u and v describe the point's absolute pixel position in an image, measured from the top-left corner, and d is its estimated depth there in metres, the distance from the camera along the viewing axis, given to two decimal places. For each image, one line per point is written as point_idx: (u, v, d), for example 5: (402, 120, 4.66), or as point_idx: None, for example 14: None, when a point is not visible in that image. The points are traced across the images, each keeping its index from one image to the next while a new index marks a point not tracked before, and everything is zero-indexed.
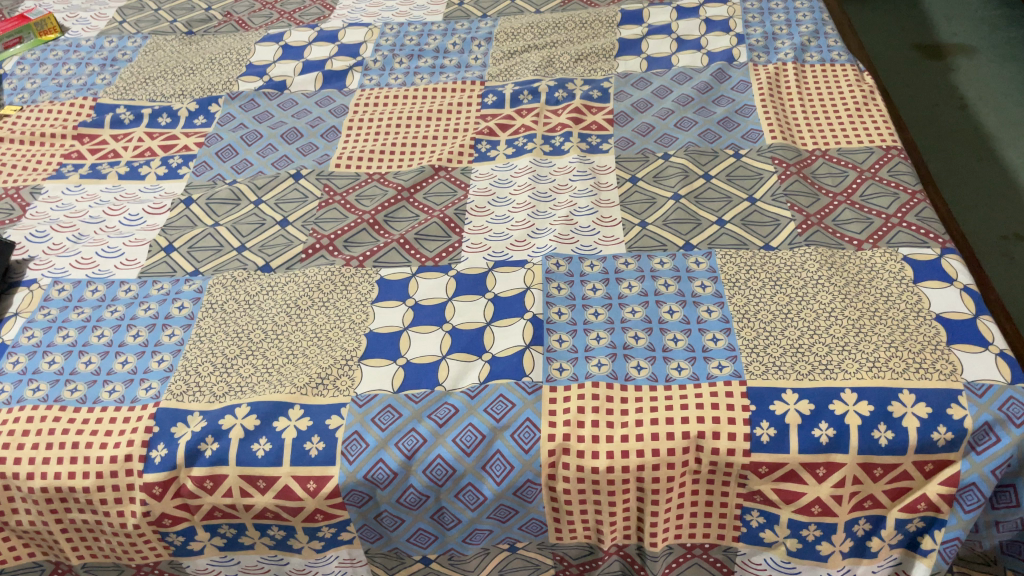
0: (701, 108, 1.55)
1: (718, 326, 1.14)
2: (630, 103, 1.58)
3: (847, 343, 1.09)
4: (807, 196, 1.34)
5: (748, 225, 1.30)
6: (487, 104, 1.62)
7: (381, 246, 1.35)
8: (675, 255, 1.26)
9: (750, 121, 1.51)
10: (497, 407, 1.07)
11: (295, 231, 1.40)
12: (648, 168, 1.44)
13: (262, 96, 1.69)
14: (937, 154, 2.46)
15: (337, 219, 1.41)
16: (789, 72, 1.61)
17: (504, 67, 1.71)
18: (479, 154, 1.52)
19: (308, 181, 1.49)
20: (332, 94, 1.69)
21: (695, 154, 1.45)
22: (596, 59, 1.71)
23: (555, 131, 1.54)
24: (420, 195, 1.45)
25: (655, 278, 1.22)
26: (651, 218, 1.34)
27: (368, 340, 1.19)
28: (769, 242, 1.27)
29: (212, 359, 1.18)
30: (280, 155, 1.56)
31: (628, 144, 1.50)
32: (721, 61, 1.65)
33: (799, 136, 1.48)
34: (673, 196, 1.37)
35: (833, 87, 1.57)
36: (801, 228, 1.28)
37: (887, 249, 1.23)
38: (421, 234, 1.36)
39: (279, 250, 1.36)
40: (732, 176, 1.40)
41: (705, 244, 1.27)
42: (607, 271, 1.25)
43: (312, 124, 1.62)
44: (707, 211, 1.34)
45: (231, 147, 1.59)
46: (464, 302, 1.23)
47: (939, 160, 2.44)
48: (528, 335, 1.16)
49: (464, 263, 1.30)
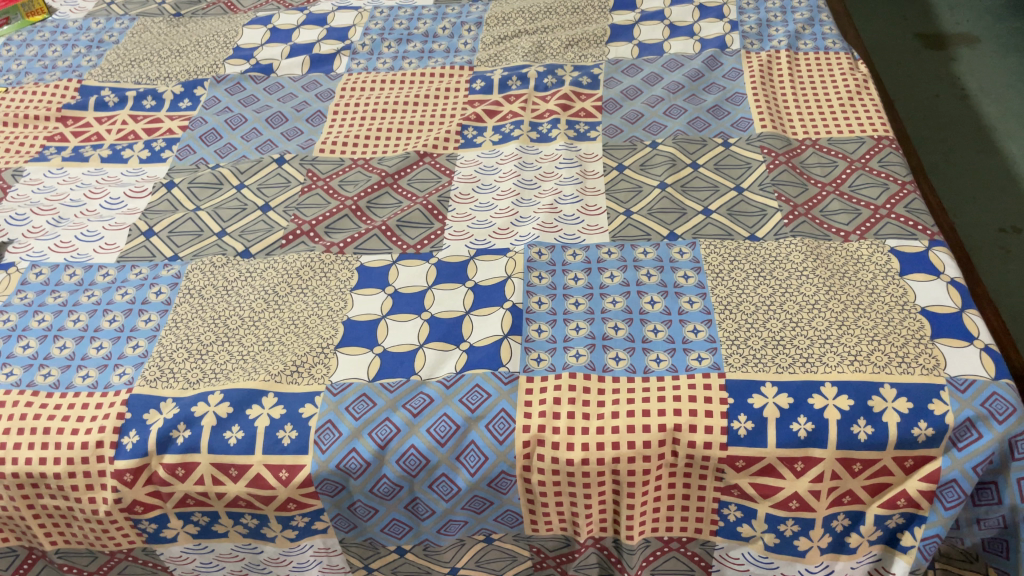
0: (692, 96, 1.53)
1: (699, 317, 1.12)
2: (620, 90, 1.56)
3: (829, 337, 1.07)
4: (794, 186, 1.32)
5: (734, 215, 1.28)
6: (475, 89, 1.60)
7: (362, 232, 1.33)
8: (658, 245, 1.24)
9: (740, 109, 1.49)
10: (472, 397, 1.05)
11: (276, 217, 1.38)
12: (635, 156, 1.42)
13: (248, 79, 1.67)
14: (936, 145, 2.44)
15: (319, 205, 1.39)
16: (782, 60, 1.58)
17: (494, 52, 1.68)
18: (465, 140, 1.50)
19: (292, 166, 1.48)
20: (319, 78, 1.67)
21: (683, 143, 1.43)
22: (586, 45, 1.68)
23: (543, 117, 1.52)
24: (404, 181, 1.43)
25: (637, 268, 1.21)
26: (635, 206, 1.32)
27: (345, 328, 1.17)
28: (754, 233, 1.25)
29: (187, 345, 1.17)
30: (264, 140, 1.54)
31: (617, 131, 1.48)
32: (713, 48, 1.63)
33: (790, 124, 1.46)
34: (659, 184, 1.35)
35: (826, 75, 1.55)
36: (788, 219, 1.26)
37: (874, 241, 1.21)
38: (403, 221, 1.34)
39: (259, 235, 1.34)
40: (720, 165, 1.38)
41: (690, 233, 1.25)
42: (590, 260, 1.23)
43: (297, 109, 1.60)
44: (693, 201, 1.31)
45: (215, 130, 1.57)
46: (444, 290, 1.22)
47: (938, 152, 2.42)
48: (507, 324, 1.14)
49: (446, 250, 1.29)
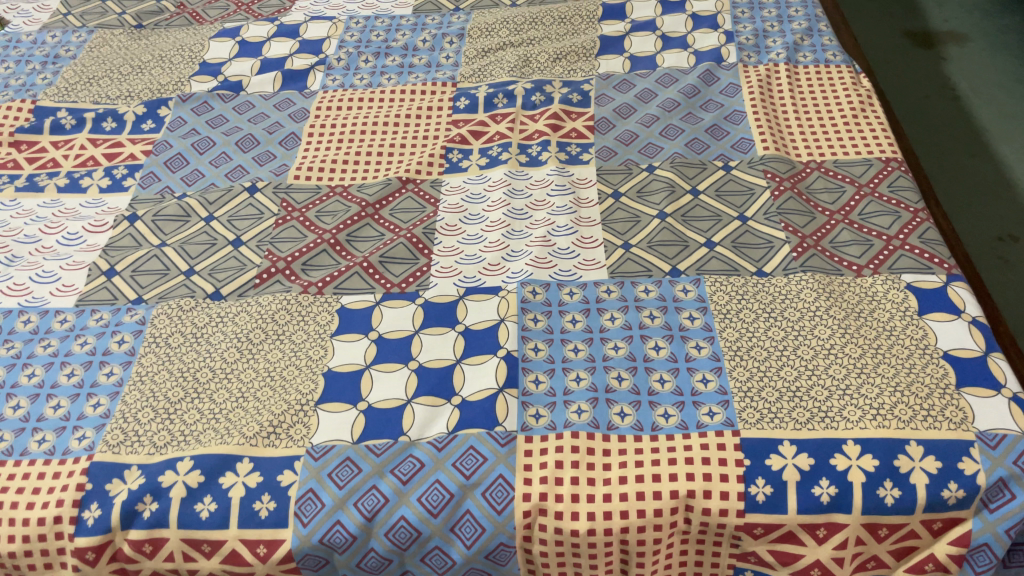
0: (689, 114, 1.45)
1: (708, 365, 1.04)
2: (612, 108, 1.48)
3: (848, 388, 1.00)
4: (802, 215, 1.24)
5: (739, 248, 1.20)
6: (459, 108, 1.51)
7: (342, 270, 1.24)
8: (661, 282, 1.16)
9: (740, 129, 1.41)
10: (467, 461, 0.97)
11: (249, 253, 1.28)
12: (632, 182, 1.33)
13: (216, 98, 1.57)
14: (930, 149, 2.37)
15: (295, 239, 1.30)
16: (782, 75, 1.50)
17: (478, 67, 1.59)
18: (450, 164, 1.41)
19: (264, 196, 1.38)
20: (293, 96, 1.57)
21: (682, 166, 1.35)
22: (575, 58, 1.60)
23: (532, 139, 1.44)
24: (385, 211, 1.34)
25: (640, 309, 1.12)
26: (634, 239, 1.24)
27: (325, 381, 1.08)
28: (762, 267, 1.17)
29: (153, 404, 1.07)
30: (234, 165, 1.44)
31: (610, 154, 1.39)
32: (709, 62, 1.55)
33: (793, 145, 1.38)
34: (658, 214, 1.27)
35: (828, 91, 1.47)
36: (797, 251, 1.19)
37: (889, 276, 1.14)
38: (386, 256, 1.25)
39: (231, 274, 1.25)
40: (721, 192, 1.30)
41: (693, 269, 1.17)
42: (588, 300, 1.15)
43: (269, 130, 1.50)
44: (695, 232, 1.24)
45: (181, 155, 1.47)
46: (432, 335, 1.13)
47: (933, 156, 2.35)
48: (502, 375, 1.05)
49: (433, 289, 1.20)
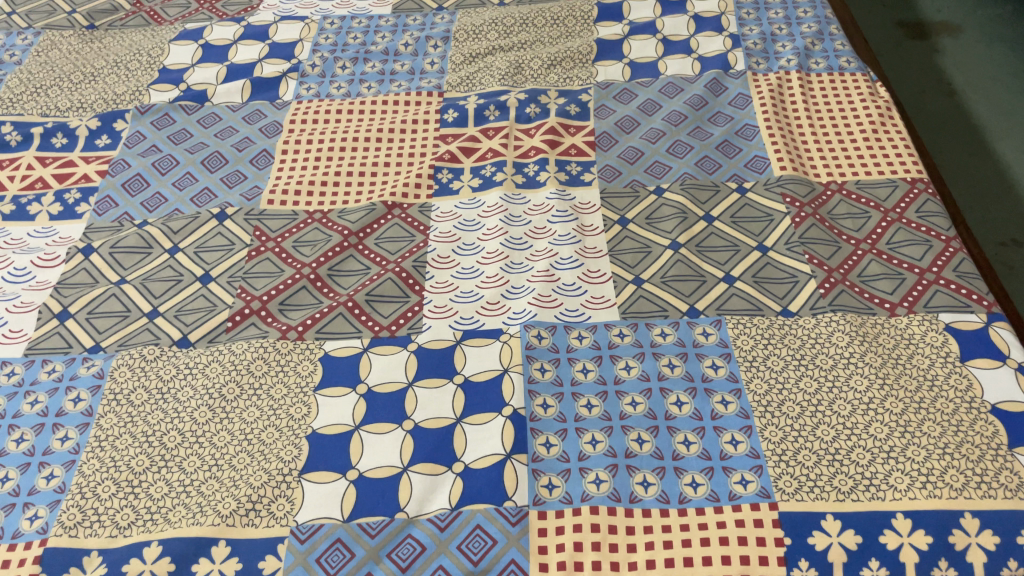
0: (697, 128, 1.34)
1: (737, 424, 0.95)
2: (614, 121, 1.37)
3: (892, 450, 0.91)
4: (826, 244, 1.15)
5: (761, 284, 1.10)
6: (446, 121, 1.39)
7: (324, 310, 1.12)
8: (678, 324, 1.06)
9: (753, 145, 1.30)
10: (474, 543, 0.87)
11: (219, 290, 1.16)
12: (639, 206, 1.23)
13: (178, 109, 1.43)
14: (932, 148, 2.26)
15: (271, 274, 1.17)
16: (794, 85, 1.40)
17: (465, 74, 1.47)
18: (439, 185, 1.29)
19: (235, 224, 1.25)
20: (263, 107, 1.44)
21: (693, 189, 1.24)
22: (571, 64, 1.48)
23: (528, 156, 1.33)
24: (370, 240, 1.22)
25: (657, 357, 1.02)
26: (645, 272, 1.13)
27: (310, 446, 0.97)
28: (787, 306, 1.07)
29: (115, 476, 0.95)
30: (200, 188, 1.31)
31: (614, 174, 1.28)
32: (715, 69, 1.44)
33: (810, 163, 1.28)
34: (670, 243, 1.16)
35: (845, 102, 1.37)
36: (824, 287, 1.09)
37: (925, 316, 1.05)
38: (373, 294, 1.13)
39: (199, 316, 1.12)
40: (737, 218, 1.20)
41: (713, 308, 1.07)
42: (600, 345, 1.04)
43: (238, 146, 1.37)
44: (712, 264, 1.13)
45: (141, 176, 1.33)
46: (428, 388, 1.02)
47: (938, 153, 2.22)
48: (508, 439, 0.95)
49: (427, 332, 1.08)
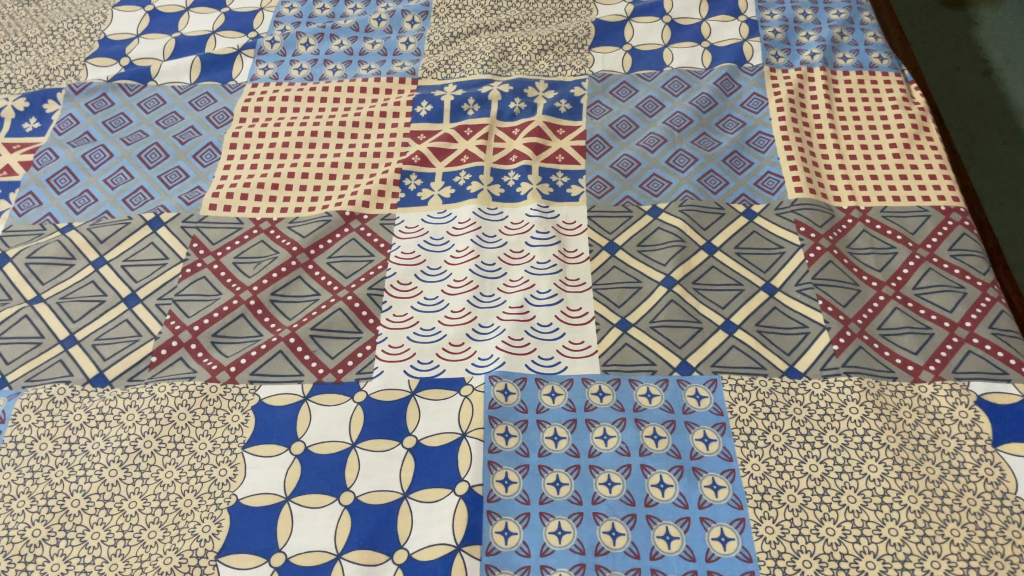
0: (702, 135, 1.17)
1: (727, 516, 0.81)
2: (608, 122, 1.20)
3: (907, 560, 0.78)
4: (843, 287, 0.99)
5: (766, 335, 0.96)
6: (419, 115, 1.22)
7: (262, 347, 0.97)
8: (667, 383, 0.91)
9: (766, 158, 1.14)
10: None
11: (145, 315, 1.01)
12: (631, 230, 1.07)
13: (117, 89, 1.27)
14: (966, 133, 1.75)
15: (207, 297, 1.03)
16: (817, 85, 1.23)
17: (444, 58, 1.30)
18: (406, 194, 1.14)
19: (170, 233, 1.10)
20: (213, 90, 1.27)
21: (694, 211, 1.08)
22: (564, 50, 1.30)
23: (508, 162, 1.16)
24: (322, 259, 1.07)
25: (640, 425, 0.88)
26: (633, 314, 0.98)
27: (232, 520, 0.84)
28: (794, 364, 0.93)
29: (7, 549, 0.83)
30: (134, 186, 1.15)
31: (605, 188, 1.12)
32: (728, 62, 1.26)
33: (830, 182, 1.12)
34: (664, 279, 1.01)
35: (874, 109, 1.20)
36: (839, 343, 0.94)
37: (954, 385, 0.90)
38: (319, 329, 0.99)
39: (120, 348, 0.98)
40: (742, 249, 1.04)
41: (708, 364, 0.93)
42: (574, 406, 0.90)
43: (181, 137, 1.21)
44: (710, 307, 0.98)
45: (68, 170, 1.17)
46: (374, 452, 0.88)
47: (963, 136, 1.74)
48: (461, 523, 0.81)
49: (377, 380, 0.94)
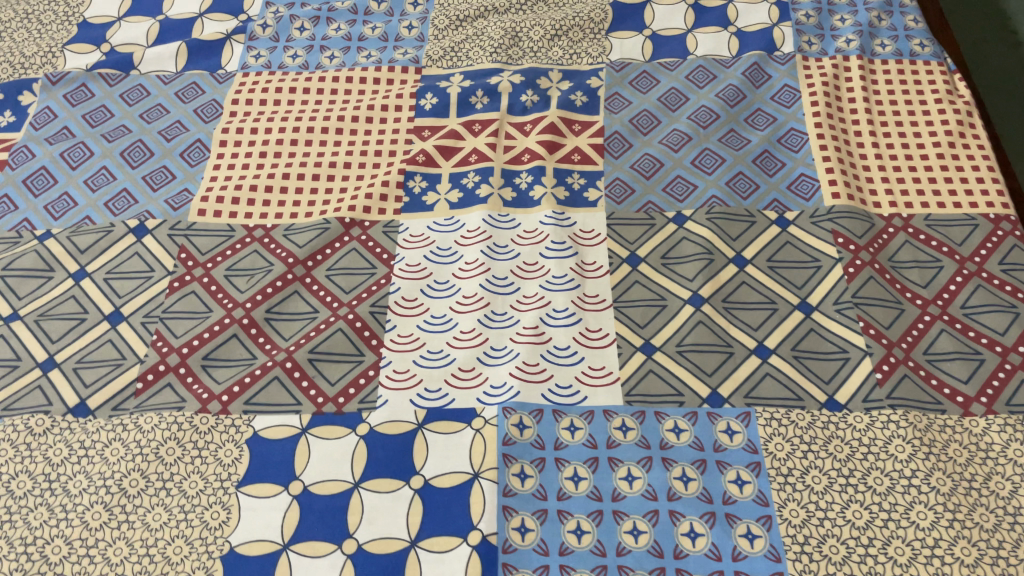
0: (730, 132, 1.09)
1: (764, 569, 0.74)
2: (628, 117, 1.11)
3: None
4: (886, 307, 0.92)
5: (803, 361, 0.88)
6: (423, 108, 1.14)
7: (257, 372, 0.90)
8: (696, 416, 0.84)
9: (799, 159, 1.05)
10: None
11: (130, 335, 0.94)
12: (654, 241, 0.99)
13: (97, 79, 1.18)
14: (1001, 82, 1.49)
15: (197, 314, 0.95)
16: (854, 76, 1.14)
17: (450, 44, 1.20)
18: (410, 198, 1.05)
19: (157, 242, 1.02)
20: (201, 80, 1.18)
21: (722, 219, 1.00)
22: (579, 35, 1.21)
23: (521, 162, 1.08)
24: (320, 271, 0.99)
25: (667, 465, 0.81)
26: (657, 337, 0.91)
27: (225, 571, 0.77)
28: (833, 396, 0.85)
29: None
30: (117, 189, 1.07)
31: (625, 192, 1.04)
32: (757, 50, 1.17)
33: (869, 186, 1.04)
34: (691, 297, 0.93)
35: (915, 102, 1.11)
36: (882, 371, 0.87)
37: (1008, 420, 0.83)
38: (319, 352, 0.91)
39: (103, 372, 0.91)
40: (775, 262, 0.96)
41: (740, 396, 0.85)
42: (595, 442, 0.83)
43: (167, 133, 1.12)
44: (741, 329, 0.91)
45: (46, 170, 1.08)
46: (379, 493, 0.81)
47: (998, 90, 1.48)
48: None
49: (382, 410, 0.87)
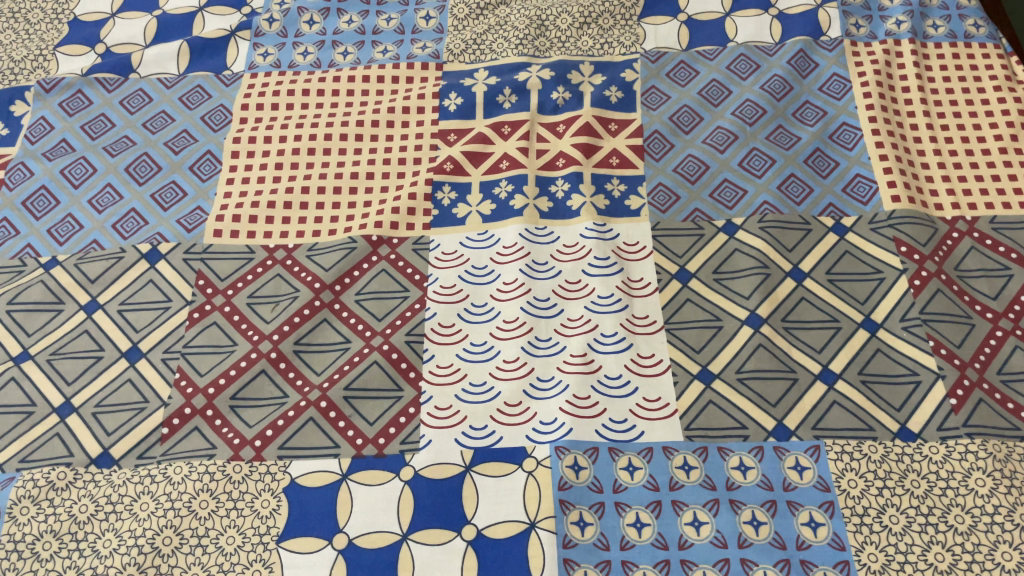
0: (778, 129, 1.02)
1: None
2: (668, 114, 1.04)
3: None
4: (955, 323, 0.86)
5: (872, 386, 0.83)
6: (447, 110, 1.06)
7: (290, 415, 0.84)
8: (762, 452, 0.79)
9: (854, 157, 0.99)
10: None
11: (151, 374, 0.88)
12: (704, 254, 0.93)
13: (94, 85, 1.10)
14: None
15: (221, 349, 0.89)
16: (907, 62, 1.06)
17: (471, 36, 1.13)
18: (440, 211, 0.99)
19: (172, 268, 0.95)
20: (206, 82, 1.10)
21: (776, 228, 0.94)
22: (610, 22, 1.13)
23: (555, 167, 1.01)
24: (349, 296, 0.93)
25: (736, 508, 0.76)
26: (714, 363, 0.85)
27: None
28: (906, 425, 0.81)
29: None
30: (124, 208, 1.00)
31: (670, 199, 0.97)
32: (802, 35, 1.10)
33: (929, 185, 0.97)
34: (748, 317, 0.88)
35: (973, 90, 1.04)
36: (956, 396, 0.82)
37: None
38: (354, 389, 0.86)
39: (126, 417, 0.85)
40: (835, 275, 0.90)
41: (808, 428, 0.81)
42: (657, 484, 0.78)
43: (173, 144, 1.04)
44: (804, 353, 0.85)
45: (46, 190, 1.01)
46: (429, 546, 0.76)
47: None
48: None
49: (426, 452, 0.82)
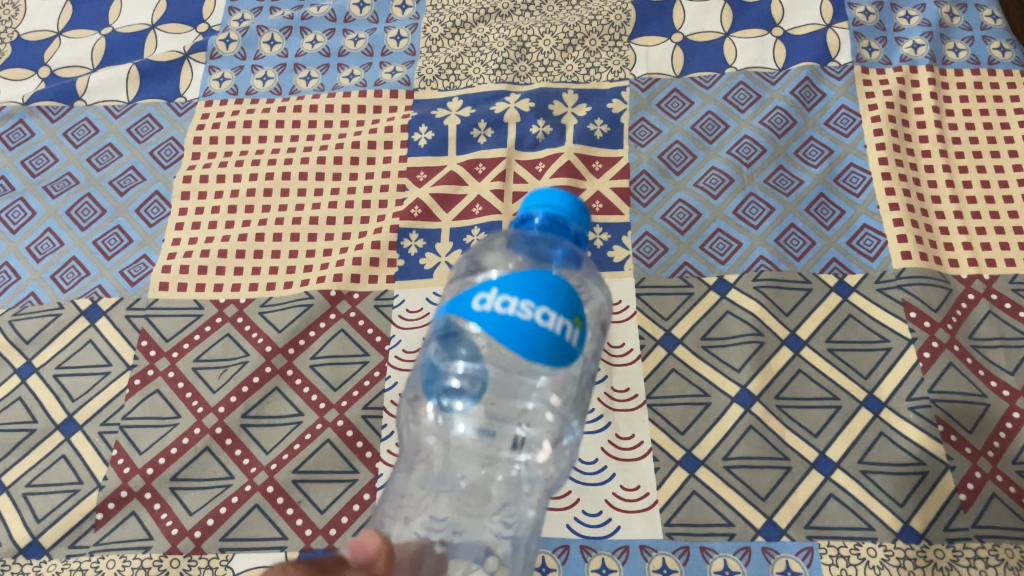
0: (778, 170, 0.92)
1: None
2: (658, 152, 0.95)
3: None
4: (969, 404, 0.78)
5: (873, 477, 0.75)
6: (417, 144, 0.97)
7: (234, 501, 0.77)
8: (749, 554, 0.72)
9: (861, 205, 0.90)
10: None
11: (87, 449, 0.81)
12: (693, 316, 0.85)
13: (37, 114, 1.02)
14: None
15: (162, 423, 0.82)
16: (923, 94, 0.97)
17: (446, 59, 1.03)
18: (405, 262, 0.90)
19: (113, 326, 0.87)
20: (158, 111, 1.01)
21: (773, 288, 0.85)
22: (597, 43, 1.03)
23: None
24: (303, 361, 0.85)
25: None
26: (700, 447, 0.77)
27: None
28: (909, 525, 0.73)
29: None
30: (65, 257, 0.92)
31: (657, 251, 0.89)
32: (807, 61, 1.00)
33: (944, 237, 0.88)
34: (738, 394, 0.80)
35: (996, 127, 0.94)
36: (966, 491, 0.74)
37: None
38: (304, 472, 0.78)
39: (58, 500, 0.78)
40: (836, 344, 0.82)
41: (800, 527, 0.73)
42: None
43: (120, 183, 0.96)
44: (799, 436, 0.78)
45: None
46: None
47: None
48: None
49: None
